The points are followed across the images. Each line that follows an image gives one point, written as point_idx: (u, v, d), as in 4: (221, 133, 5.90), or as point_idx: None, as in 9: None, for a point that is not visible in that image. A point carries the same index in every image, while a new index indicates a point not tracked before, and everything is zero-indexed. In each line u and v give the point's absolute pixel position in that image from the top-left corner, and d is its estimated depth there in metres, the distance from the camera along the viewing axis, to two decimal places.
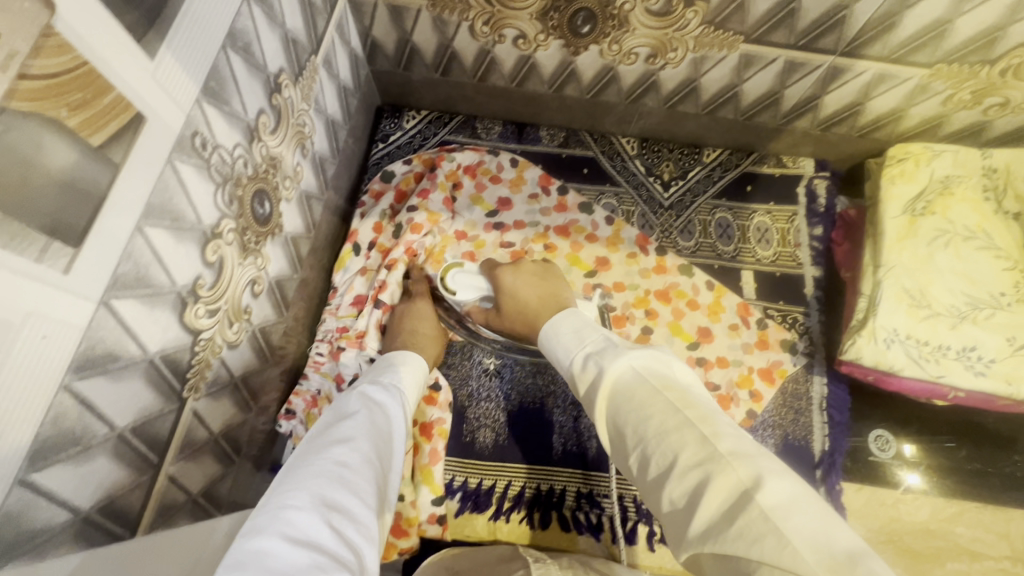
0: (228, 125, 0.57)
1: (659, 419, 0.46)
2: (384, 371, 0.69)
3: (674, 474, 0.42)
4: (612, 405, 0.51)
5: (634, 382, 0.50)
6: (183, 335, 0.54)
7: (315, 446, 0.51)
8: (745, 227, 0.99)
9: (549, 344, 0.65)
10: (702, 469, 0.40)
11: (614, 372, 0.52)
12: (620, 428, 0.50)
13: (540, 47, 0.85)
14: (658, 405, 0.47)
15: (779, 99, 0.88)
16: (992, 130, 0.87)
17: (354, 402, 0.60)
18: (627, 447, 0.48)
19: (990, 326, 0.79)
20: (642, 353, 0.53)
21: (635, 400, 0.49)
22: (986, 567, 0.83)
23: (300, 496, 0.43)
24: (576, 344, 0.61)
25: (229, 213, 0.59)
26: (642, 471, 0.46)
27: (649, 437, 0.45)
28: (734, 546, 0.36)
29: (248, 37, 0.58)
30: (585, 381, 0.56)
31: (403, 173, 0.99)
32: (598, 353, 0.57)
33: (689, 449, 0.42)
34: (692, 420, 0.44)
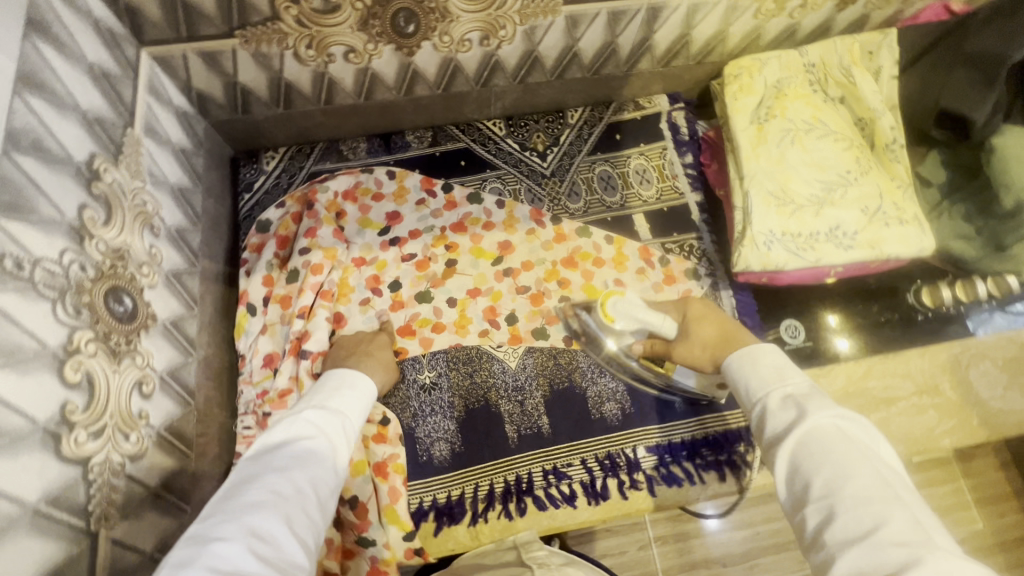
0: (44, 234, 0.51)
1: (862, 482, 0.47)
2: (336, 386, 0.68)
3: (870, 542, 0.43)
4: (800, 455, 0.52)
5: (832, 445, 0.50)
6: (68, 469, 0.50)
7: (257, 470, 0.54)
8: (625, 174, 1.04)
9: (739, 373, 0.65)
10: (906, 550, 0.41)
11: (817, 419, 0.53)
12: (799, 475, 0.51)
13: (373, 56, 0.82)
14: (866, 472, 0.48)
15: (615, 49, 0.91)
16: (801, 30, 0.95)
17: (302, 421, 0.60)
18: (806, 501, 0.49)
19: (846, 203, 0.87)
20: (857, 423, 0.53)
21: (838, 458, 0.49)
22: (902, 408, 0.94)
23: (230, 528, 0.46)
24: (772, 379, 0.61)
25: (82, 323, 0.54)
26: (821, 529, 0.46)
27: (844, 506, 0.46)
28: None
29: (37, 132, 0.52)
30: (777, 419, 0.56)
31: (279, 217, 0.94)
32: (799, 397, 0.57)
33: (896, 527, 0.43)
34: (898, 502, 0.45)
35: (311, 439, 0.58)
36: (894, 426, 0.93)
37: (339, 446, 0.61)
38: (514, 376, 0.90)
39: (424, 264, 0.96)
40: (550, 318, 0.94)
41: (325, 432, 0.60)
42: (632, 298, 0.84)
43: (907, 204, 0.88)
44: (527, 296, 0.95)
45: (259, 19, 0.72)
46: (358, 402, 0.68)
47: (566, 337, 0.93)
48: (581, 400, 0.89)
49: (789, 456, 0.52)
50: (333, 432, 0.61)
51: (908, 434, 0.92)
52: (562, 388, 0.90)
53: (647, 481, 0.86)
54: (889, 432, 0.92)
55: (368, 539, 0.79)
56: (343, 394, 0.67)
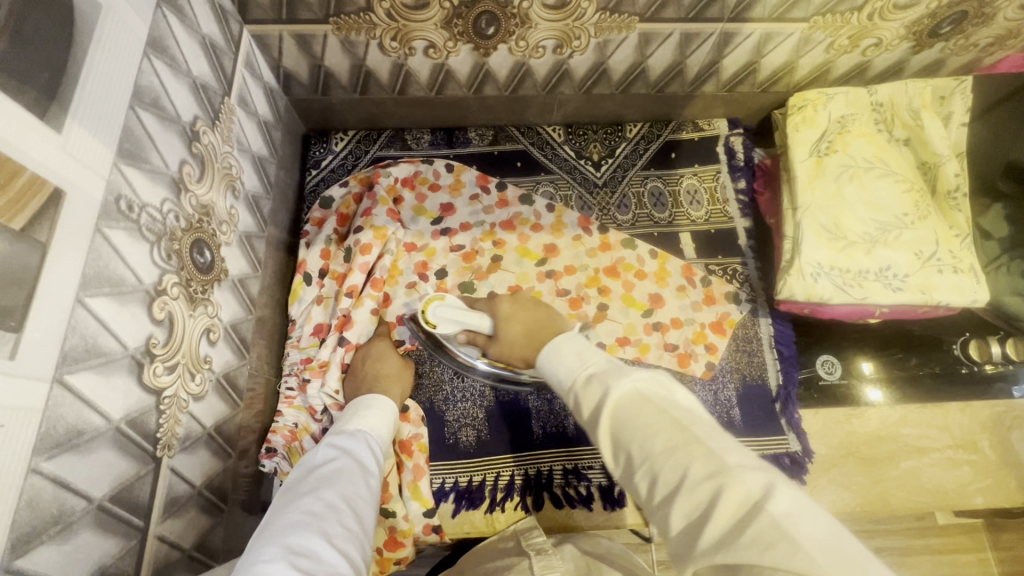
0: (152, 182, 0.57)
1: (671, 434, 0.46)
2: (361, 414, 0.73)
3: (685, 488, 0.43)
4: (614, 426, 0.51)
5: (635, 405, 0.50)
6: (146, 397, 0.55)
7: (285, 502, 0.55)
8: (675, 192, 1.05)
9: (547, 364, 0.64)
10: (711, 483, 0.42)
11: (619, 386, 0.53)
12: (623, 442, 0.50)
13: (451, 54, 0.87)
14: (664, 419, 0.48)
15: (683, 69, 0.93)
16: (873, 68, 0.95)
17: (325, 452, 0.64)
18: (631, 469, 0.49)
19: (900, 245, 0.87)
20: (642, 376, 0.53)
21: (644, 419, 0.49)
22: (934, 459, 0.92)
23: (271, 551, 0.47)
24: (574, 363, 0.61)
25: (170, 267, 0.59)
26: (651, 491, 0.46)
27: (657, 462, 0.46)
28: (741, 545, 0.38)
29: (155, 91, 0.58)
30: (586, 401, 0.56)
31: (342, 195, 0.99)
32: (597, 372, 0.57)
33: (697, 467, 0.43)
34: (699, 438, 0.45)
35: (329, 466, 0.61)
36: (924, 477, 0.91)
37: (360, 464, 0.64)
38: None
39: (471, 257, 1.00)
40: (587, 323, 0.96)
41: (348, 455, 0.64)
42: (451, 302, 0.83)
43: (964, 254, 0.87)
44: (566, 299, 0.98)
45: (354, 9, 0.77)
46: (374, 423, 0.72)
47: (600, 344, 0.95)
48: None
49: (609, 428, 0.52)
50: (353, 458, 0.64)
51: (938, 487, 0.90)
52: None
53: None
54: (918, 482, 0.90)
55: (389, 510, 0.82)
56: (358, 419, 0.71)
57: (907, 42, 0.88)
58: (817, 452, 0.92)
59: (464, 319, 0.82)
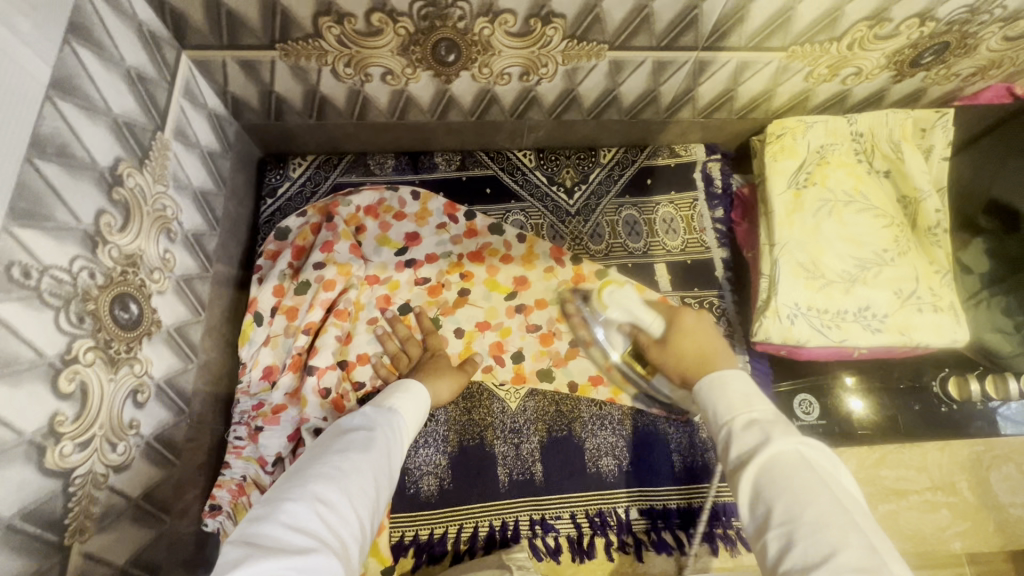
0: (56, 241, 0.51)
1: (836, 511, 0.47)
2: (398, 390, 0.71)
3: (825, 566, 0.43)
4: (767, 480, 0.52)
5: (792, 467, 0.52)
6: (49, 482, 0.49)
7: (321, 450, 0.59)
8: (651, 221, 1.01)
9: (709, 394, 0.65)
10: (862, 573, 0.42)
11: (779, 444, 0.54)
12: (766, 497, 0.51)
13: (410, 80, 0.81)
14: (828, 499, 0.48)
15: (657, 96, 0.89)
16: (853, 97, 0.91)
17: (362, 416, 0.65)
18: (767, 525, 0.50)
19: (879, 283, 0.84)
20: (810, 449, 0.54)
21: (804, 486, 0.50)
22: (913, 502, 0.89)
23: (299, 492, 0.51)
24: (738, 405, 0.61)
25: (84, 331, 0.54)
26: (782, 554, 0.47)
27: (802, 533, 0.46)
28: None
29: (63, 138, 0.52)
30: (741, 444, 0.57)
31: (299, 226, 0.93)
32: (764, 422, 0.58)
33: (849, 555, 0.44)
34: (856, 527, 0.46)
35: (367, 428, 0.62)
36: (901, 520, 0.88)
37: (395, 437, 0.64)
38: (513, 418, 0.88)
39: (437, 290, 0.95)
40: (558, 360, 0.92)
41: (383, 425, 0.64)
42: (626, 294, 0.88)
43: (944, 292, 0.84)
44: (537, 336, 0.93)
45: (301, 34, 0.71)
46: (414, 404, 0.70)
47: (571, 383, 0.90)
48: (579, 451, 0.87)
49: (756, 479, 0.53)
50: (391, 423, 0.65)
51: (916, 531, 0.88)
52: (559, 436, 0.88)
53: (635, 544, 0.83)
54: (895, 525, 0.88)
55: None
56: (401, 391, 0.70)
57: (887, 72, 0.85)
58: None
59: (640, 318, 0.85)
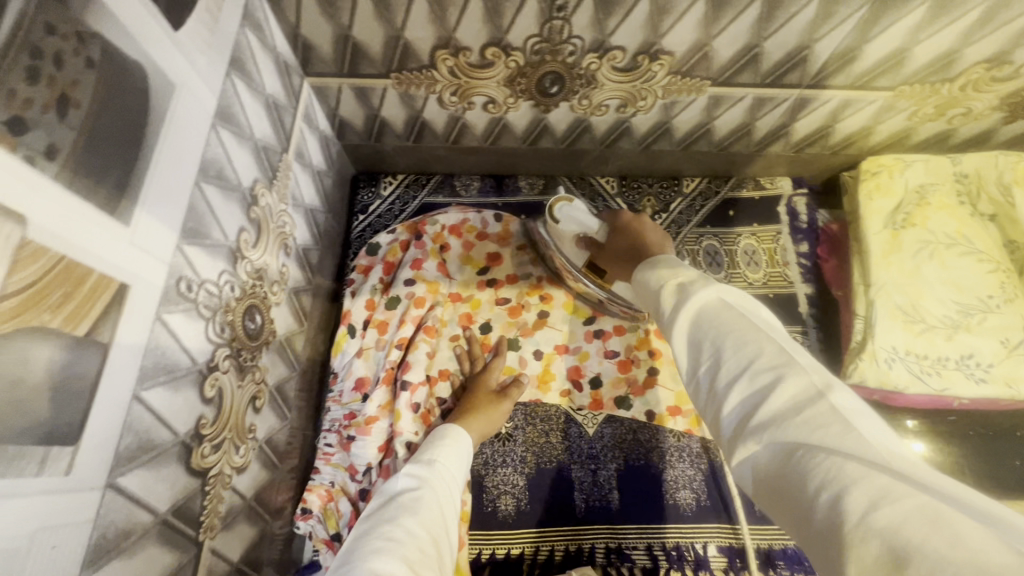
0: (211, 257, 0.55)
1: (753, 326, 0.46)
2: (438, 445, 0.71)
3: (748, 375, 0.43)
4: (694, 326, 0.50)
5: (719, 309, 0.49)
6: (192, 481, 0.53)
7: (372, 523, 0.57)
8: (732, 252, 1.00)
9: (643, 276, 0.62)
10: (775, 371, 0.41)
11: (703, 294, 0.52)
12: (696, 338, 0.49)
13: (510, 109, 0.84)
14: (744, 321, 0.47)
15: (750, 130, 0.89)
16: (957, 136, 0.88)
17: (404, 479, 0.64)
18: (699, 365, 0.48)
19: (984, 331, 0.80)
20: (733, 293, 0.51)
21: (722, 319, 0.48)
22: None
23: (358, 570, 0.48)
24: (670, 275, 0.58)
25: (223, 340, 0.58)
26: (713, 378, 0.46)
27: (726, 352, 0.45)
28: (805, 432, 0.37)
29: (220, 163, 0.56)
30: (671, 307, 0.54)
31: (389, 242, 0.97)
32: (687, 283, 0.55)
33: (766, 355, 0.43)
34: (770, 334, 0.45)
35: (413, 493, 0.61)
36: None
37: (442, 498, 0.63)
38: (590, 443, 0.89)
39: (517, 312, 0.97)
40: (635, 388, 0.92)
41: (427, 483, 0.63)
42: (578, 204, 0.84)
43: None
44: (615, 362, 0.93)
45: (416, 65, 0.75)
46: (453, 456, 0.71)
47: (649, 412, 0.90)
48: (656, 481, 0.87)
49: (690, 325, 0.51)
50: (436, 485, 0.64)
51: None
52: (636, 464, 0.88)
53: None
54: None
55: None
56: (434, 448, 0.71)
57: (999, 113, 0.82)
58: None
59: (587, 222, 0.82)
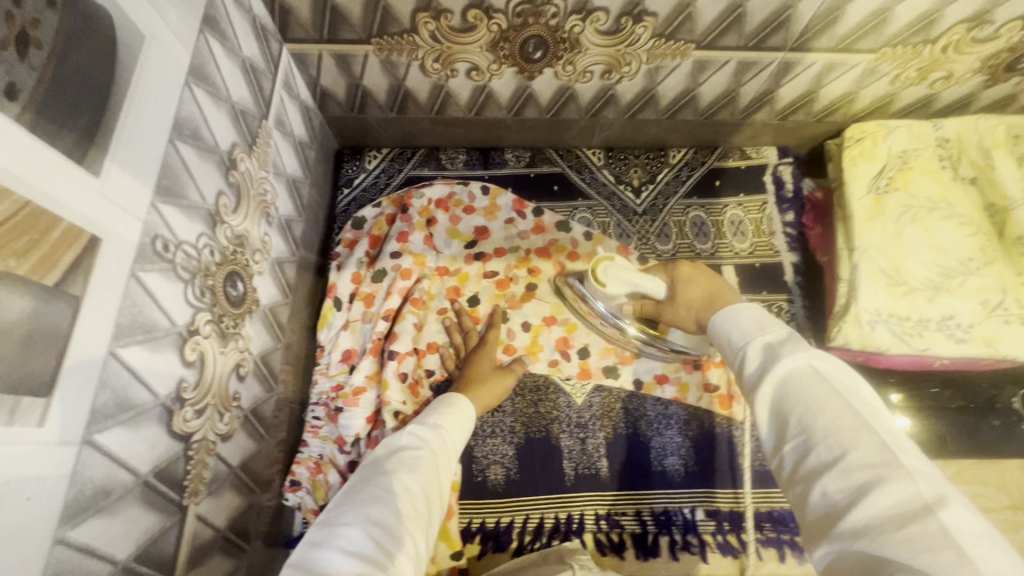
0: (188, 218, 0.54)
1: (856, 417, 0.47)
2: (443, 409, 0.71)
3: (838, 470, 0.45)
4: (781, 395, 0.52)
5: (808, 381, 0.51)
6: (174, 444, 0.52)
7: (372, 471, 0.59)
8: (718, 222, 1.01)
9: (722, 326, 0.64)
10: (873, 472, 0.43)
11: (794, 364, 0.53)
12: (781, 411, 0.52)
13: (494, 76, 0.83)
14: (841, 407, 0.48)
15: (735, 97, 0.89)
16: (939, 101, 0.89)
17: (409, 432, 0.64)
18: (784, 440, 0.51)
19: (964, 292, 0.81)
20: (826, 360, 0.53)
21: (813, 394, 0.50)
22: (991, 520, 0.86)
23: (353, 516, 0.52)
24: (752, 329, 0.60)
25: (203, 305, 0.57)
26: (800, 461, 0.48)
27: (817, 437, 0.47)
28: (900, 543, 0.39)
29: (195, 122, 0.55)
30: (755, 366, 0.56)
31: (374, 217, 0.97)
32: (776, 343, 0.57)
33: (864, 452, 0.44)
34: (871, 427, 0.46)
35: (414, 448, 0.62)
36: None
37: (440, 453, 0.64)
38: (579, 413, 0.89)
39: (505, 284, 0.96)
40: (623, 358, 0.92)
41: (429, 442, 0.64)
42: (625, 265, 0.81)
43: None
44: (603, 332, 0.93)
45: (397, 30, 0.74)
46: (457, 414, 0.71)
47: (636, 380, 0.91)
48: (644, 448, 0.87)
49: (772, 396, 0.53)
50: (439, 442, 0.65)
51: None
52: (625, 433, 0.88)
53: (700, 544, 0.83)
54: None
55: None
56: (443, 407, 0.70)
57: (980, 76, 0.83)
58: None
59: (640, 286, 0.81)
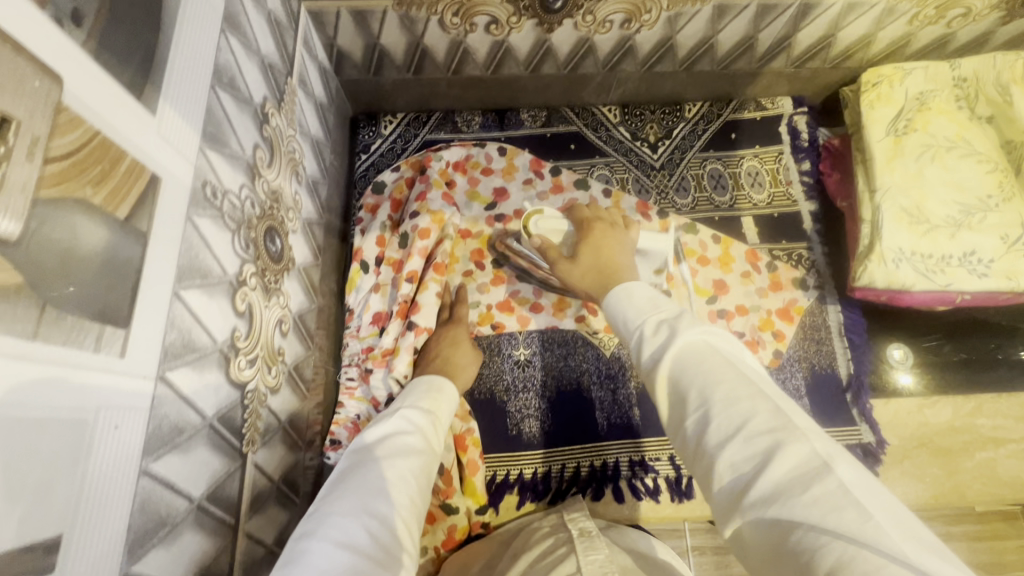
0: (231, 167, 0.54)
1: (745, 387, 0.43)
2: (431, 390, 0.71)
3: (742, 438, 0.39)
4: (676, 369, 0.47)
5: (704, 355, 0.46)
6: (232, 392, 0.53)
7: (360, 459, 0.57)
8: (736, 174, 1.01)
9: (617, 307, 0.59)
10: (773, 436, 0.38)
11: (688, 336, 0.48)
12: (679, 389, 0.46)
13: (513, 30, 0.83)
14: (732, 378, 0.43)
15: (753, 44, 0.89)
16: (955, 41, 0.90)
17: (400, 419, 0.64)
18: (683, 416, 0.45)
19: (985, 228, 0.82)
20: (720, 335, 0.48)
21: (709, 366, 0.45)
22: (1011, 450, 0.88)
23: (348, 505, 0.49)
24: (648, 309, 0.56)
25: (248, 257, 0.57)
26: (700, 436, 0.42)
27: (716, 406, 0.42)
28: (808, 510, 0.34)
29: (232, 71, 0.55)
30: (652, 346, 0.51)
31: (394, 181, 0.96)
32: (671, 320, 0.52)
33: (762, 418, 0.40)
34: (766, 396, 0.42)
35: (407, 436, 0.61)
36: (1000, 468, 0.87)
37: (433, 442, 0.64)
38: (608, 365, 0.90)
39: None
40: None
41: (421, 430, 0.63)
42: (550, 212, 0.84)
43: None
44: None
45: None
46: (447, 403, 0.71)
47: None
48: None
49: (670, 375, 0.47)
50: (429, 429, 0.64)
51: (1015, 479, 0.87)
52: None
53: None
54: (994, 473, 0.87)
55: (451, 506, 0.81)
56: (432, 392, 0.70)
57: (997, 12, 0.83)
58: (889, 444, 0.89)
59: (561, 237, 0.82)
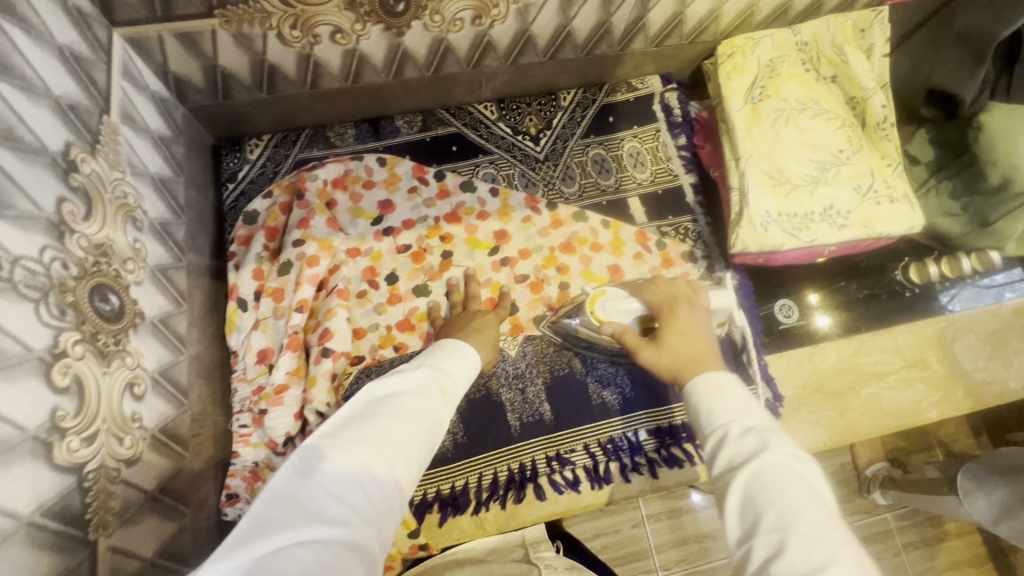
0: (21, 231, 0.48)
1: (828, 528, 0.42)
2: (443, 357, 0.65)
3: None
4: (756, 485, 0.46)
5: (790, 478, 0.46)
6: (61, 478, 0.48)
7: (371, 406, 0.52)
8: (618, 156, 1.03)
9: (697, 396, 0.57)
10: None
11: (775, 457, 0.48)
12: (756, 504, 0.45)
13: (361, 37, 0.79)
14: (813, 514, 0.43)
15: (609, 28, 0.89)
16: (793, 8, 0.94)
17: (416, 380, 0.58)
18: (753, 533, 0.45)
19: (839, 182, 0.88)
20: (808, 460, 0.49)
21: (795, 493, 0.45)
22: (891, 382, 0.96)
23: (346, 455, 0.46)
24: (736, 409, 0.54)
25: (68, 324, 0.51)
26: (769, 562, 0.42)
27: (796, 541, 0.42)
28: None
29: (7, 121, 0.48)
30: (734, 449, 0.50)
31: (267, 207, 0.91)
32: (759, 432, 0.51)
33: (846, 569, 0.40)
34: (848, 544, 0.42)
35: (419, 397, 0.56)
36: (884, 400, 0.95)
37: (445, 408, 0.58)
38: (515, 365, 0.89)
39: (421, 256, 0.94)
40: (550, 305, 0.93)
41: (433, 393, 0.58)
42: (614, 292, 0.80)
43: (897, 183, 0.89)
44: (526, 285, 0.94)
45: None
46: (461, 371, 0.65)
47: None
48: (584, 383, 0.89)
49: (749, 485, 0.47)
50: (444, 394, 0.59)
51: (897, 408, 0.94)
52: (562, 375, 0.90)
53: (648, 463, 0.87)
54: (879, 405, 0.94)
55: None
56: (455, 361, 0.64)
57: None
58: (786, 395, 0.94)
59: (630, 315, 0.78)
